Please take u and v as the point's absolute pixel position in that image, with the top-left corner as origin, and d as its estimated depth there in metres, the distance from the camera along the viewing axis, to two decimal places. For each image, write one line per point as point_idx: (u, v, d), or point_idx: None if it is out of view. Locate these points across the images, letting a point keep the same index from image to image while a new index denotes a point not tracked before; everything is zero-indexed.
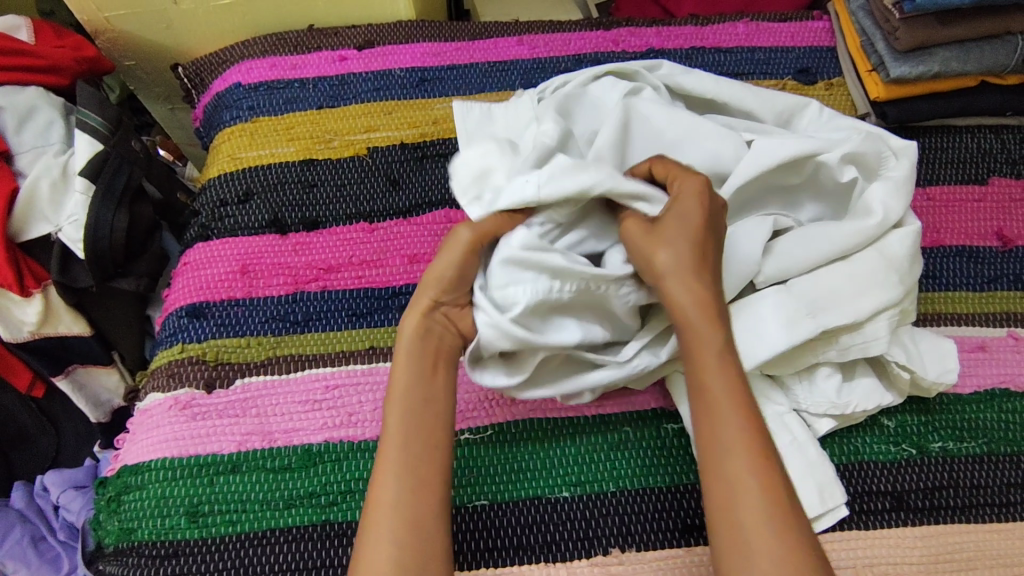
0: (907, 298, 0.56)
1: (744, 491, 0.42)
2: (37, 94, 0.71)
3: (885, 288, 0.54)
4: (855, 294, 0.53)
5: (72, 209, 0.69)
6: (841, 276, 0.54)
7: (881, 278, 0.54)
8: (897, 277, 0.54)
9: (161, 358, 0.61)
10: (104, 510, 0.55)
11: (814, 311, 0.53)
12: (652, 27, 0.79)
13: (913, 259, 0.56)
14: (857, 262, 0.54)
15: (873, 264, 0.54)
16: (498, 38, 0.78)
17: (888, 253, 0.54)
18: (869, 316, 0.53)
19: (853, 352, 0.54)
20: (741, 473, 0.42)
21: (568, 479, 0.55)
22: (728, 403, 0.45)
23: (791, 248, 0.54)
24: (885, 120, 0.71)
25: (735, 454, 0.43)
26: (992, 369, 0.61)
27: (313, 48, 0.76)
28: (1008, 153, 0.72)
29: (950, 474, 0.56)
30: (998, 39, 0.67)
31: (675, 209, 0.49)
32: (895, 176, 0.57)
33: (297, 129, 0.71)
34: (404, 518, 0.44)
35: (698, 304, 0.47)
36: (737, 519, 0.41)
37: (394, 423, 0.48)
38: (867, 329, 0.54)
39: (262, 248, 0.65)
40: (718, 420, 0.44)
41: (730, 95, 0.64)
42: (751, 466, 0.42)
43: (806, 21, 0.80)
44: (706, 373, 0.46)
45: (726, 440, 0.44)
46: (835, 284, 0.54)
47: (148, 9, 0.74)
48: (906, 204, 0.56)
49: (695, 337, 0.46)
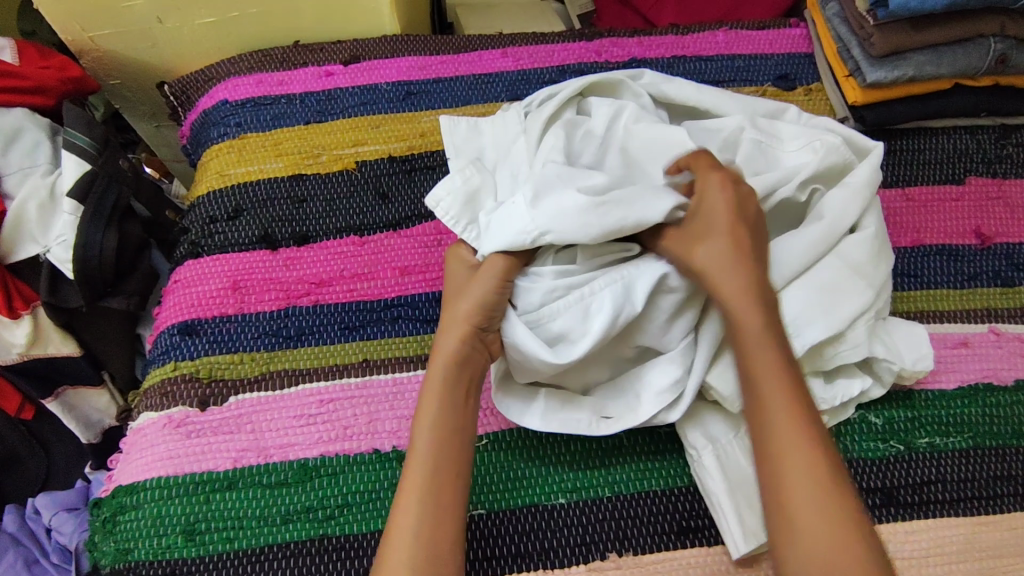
0: (880, 298, 0.57)
1: (797, 476, 0.44)
2: (24, 115, 0.71)
3: (857, 294, 0.55)
4: (829, 308, 0.54)
5: (60, 230, 0.68)
6: (815, 289, 0.55)
7: (851, 284, 0.55)
8: (864, 281, 0.56)
9: (153, 377, 0.61)
10: (99, 531, 0.55)
11: (795, 330, 0.54)
12: (633, 38, 0.81)
13: (877, 260, 0.57)
14: (827, 273, 0.56)
15: (836, 273, 0.56)
16: (483, 51, 0.79)
17: (850, 260, 0.56)
18: (849, 324, 0.54)
19: (834, 359, 0.55)
20: (795, 465, 0.44)
21: (564, 486, 0.55)
22: (770, 379, 0.47)
23: (766, 266, 0.55)
24: (863, 124, 0.73)
25: (782, 430, 0.46)
26: (975, 364, 0.62)
27: (298, 64, 0.76)
28: (984, 153, 0.74)
29: (938, 469, 0.57)
30: (971, 42, 0.69)
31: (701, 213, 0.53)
32: (855, 181, 0.58)
33: (285, 144, 0.71)
34: (429, 514, 0.46)
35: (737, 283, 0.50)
36: (791, 510, 0.43)
37: (423, 445, 0.49)
38: (848, 336, 0.55)
39: (252, 264, 0.65)
40: (767, 415, 0.46)
41: (712, 102, 0.65)
42: (796, 438, 0.45)
43: (783, 29, 0.82)
44: (761, 369, 0.48)
45: (775, 433, 0.46)
46: (811, 299, 0.54)
47: (133, 28, 0.74)
48: (864, 209, 0.58)
49: (750, 334, 0.49)
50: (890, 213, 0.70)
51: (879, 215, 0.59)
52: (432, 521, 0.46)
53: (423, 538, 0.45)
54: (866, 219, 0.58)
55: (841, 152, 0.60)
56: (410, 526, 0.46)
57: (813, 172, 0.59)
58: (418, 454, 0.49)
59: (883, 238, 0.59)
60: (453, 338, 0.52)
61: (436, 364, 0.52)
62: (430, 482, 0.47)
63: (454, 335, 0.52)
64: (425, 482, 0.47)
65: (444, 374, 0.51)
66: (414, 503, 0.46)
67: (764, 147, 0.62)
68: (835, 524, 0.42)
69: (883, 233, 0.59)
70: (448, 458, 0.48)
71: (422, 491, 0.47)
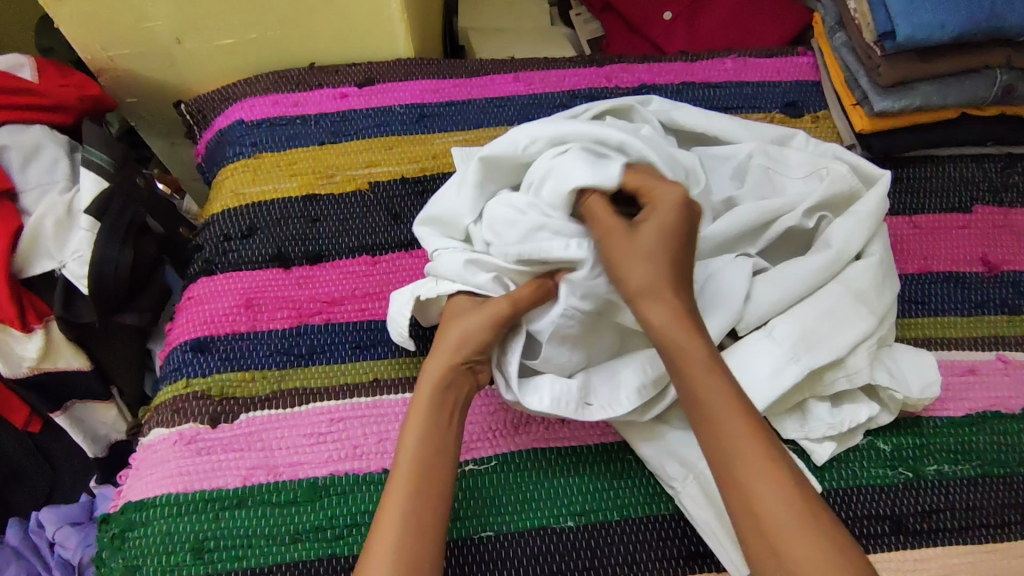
0: (884, 325, 0.58)
1: (768, 495, 0.42)
2: (43, 132, 0.72)
3: (860, 320, 0.56)
4: (829, 334, 0.55)
5: (76, 245, 0.69)
6: (815, 313, 0.55)
7: (853, 311, 0.56)
8: (867, 308, 0.56)
9: (165, 394, 0.61)
10: (107, 547, 0.55)
11: (798, 354, 0.54)
12: (643, 64, 0.82)
13: (881, 286, 0.58)
14: (829, 298, 0.56)
15: (839, 298, 0.56)
16: (495, 75, 0.80)
17: (853, 287, 0.56)
18: (849, 350, 0.55)
19: (836, 383, 0.56)
20: (768, 488, 0.42)
21: (573, 509, 0.55)
22: (725, 412, 0.45)
23: (767, 291, 0.56)
24: (870, 151, 0.74)
25: (750, 465, 0.43)
26: (983, 392, 0.63)
27: (314, 85, 0.77)
28: (990, 182, 0.75)
29: (947, 497, 0.57)
30: (976, 73, 0.70)
31: (652, 220, 0.49)
32: (861, 210, 0.59)
33: (299, 164, 0.72)
34: (404, 540, 0.45)
35: (675, 318, 0.47)
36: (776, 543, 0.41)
37: (405, 466, 0.49)
38: (848, 362, 0.55)
39: (265, 282, 0.66)
40: (731, 445, 0.44)
41: (720, 129, 0.66)
42: (765, 472, 0.43)
43: (791, 57, 0.83)
44: (711, 397, 0.45)
45: (736, 456, 0.43)
46: (813, 325, 0.55)
47: (152, 49, 0.76)
48: (869, 235, 0.59)
49: (685, 354, 0.46)
50: (897, 240, 0.70)
51: (885, 241, 0.60)
52: (431, 545, 0.46)
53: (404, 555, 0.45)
54: (872, 246, 0.59)
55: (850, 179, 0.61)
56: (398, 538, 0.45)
57: (819, 198, 0.59)
58: (396, 487, 0.48)
59: (889, 263, 0.59)
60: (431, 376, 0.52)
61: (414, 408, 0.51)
62: (426, 507, 0.47)
63: (443, 372, 0.52)
64: (416, 503, 0.47)
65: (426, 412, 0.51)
66: (392, 528, 0.46)
67: (772, 173, 0.63)
68: (815, 537, 0.40)
69: (888, 257, 0.59)
70: (426, 481, 0.48)
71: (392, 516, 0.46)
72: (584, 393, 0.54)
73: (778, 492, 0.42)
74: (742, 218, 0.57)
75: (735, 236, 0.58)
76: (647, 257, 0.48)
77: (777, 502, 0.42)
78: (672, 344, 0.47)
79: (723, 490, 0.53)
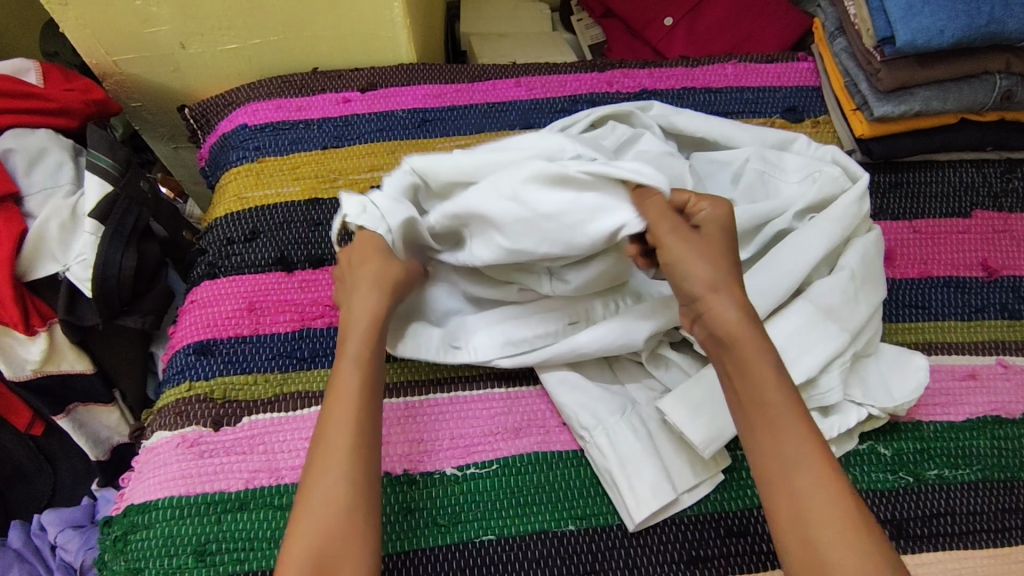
0: (861, 336, 0.57)
1: (823, 511, 0.42)
2: (48, 136, 0.73)
3: (829, 338, 0.55)
4: (798, 353, 0.55)
5: (80, 249, 0.69)
6: (785, 333, 0.55)
7: (822, 328, 0.55)
8: (836, 324, 0.56)
9: (168, 396, 0.61)
10: (109, 550, 0.55)
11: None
12: (644, 69, 0.82)
13: (852, 300, 0.57)
14: (797, 316, 0.56)
15: (808, 316, 0.56)
16: (497, 80, 0.81)
17: (821, 304, 0.56)
18: (820, 368, 0.55)
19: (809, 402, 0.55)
20: (824, 508, 0.42)
21: (574, 513, 0.56)
22: (784, 412, 0.44)
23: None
24: (870, 156, 0.74)
25: (805, 469, 0.43)
26: (983, 397, 0.63)
27: (316, 90, 0.78)
28: (990, 187, 0.75)
29: (947, 501, 0.57)
30: (977, 79, 0.70)
31: (713, 224, 0.50)
32: (828, 219, 0.58)
33: (302, 168, 0.73)
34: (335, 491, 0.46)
35: (743, 316, 0.46)
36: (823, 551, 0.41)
37: (337, 420, 0.49)
38: (820, 381, 0.55)
39: (268, 286, 0.66)
40: (783, 447, 0.44)
41: (720, 134, 0.67)
42: (819, 476, 0.43)
43: (791, 62, 0.83)
44: (770, 402, 0.44)
45: (791, 458, 0.43)
46: (784, 342, 0.55)
47: (156, 54, 0.76)
48: (834, 246, 0.58)
49: (744, 352, 0.45)
50: (897, 245, 0.70)
51: (860, 250, 0.59)
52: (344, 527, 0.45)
53: (334, 541, 0.45)
54: (846, 257, 0.59)
55: (824, 189, 0.61)
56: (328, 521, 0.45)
57: (806, 203, 0.60)
58: (324, 474, 0.47)
59: (865, 274, 0.58)
60: (348, 365, 0.51)
61: (336, 395, 0.50)
62: (338, 490, 0.46)
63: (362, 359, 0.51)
64: (326, 489, 0.46)
65: (349, 402, 0.49)
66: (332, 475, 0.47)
67: (768, 178, 0.63)
68: (863, 547, 0.40)
69: (864, 268, 0.58)
70: (356, 433, 0.48)
71: (316, 500, 0.46)
72: (450, 338, 0.60)
73: (835, 510, 0.41)
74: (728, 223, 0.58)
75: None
76: (713, 255, 0.48)
77: (831, 521, 0.41)
78: (737, 344, 0.45)
79: (624, 443, 0.56)
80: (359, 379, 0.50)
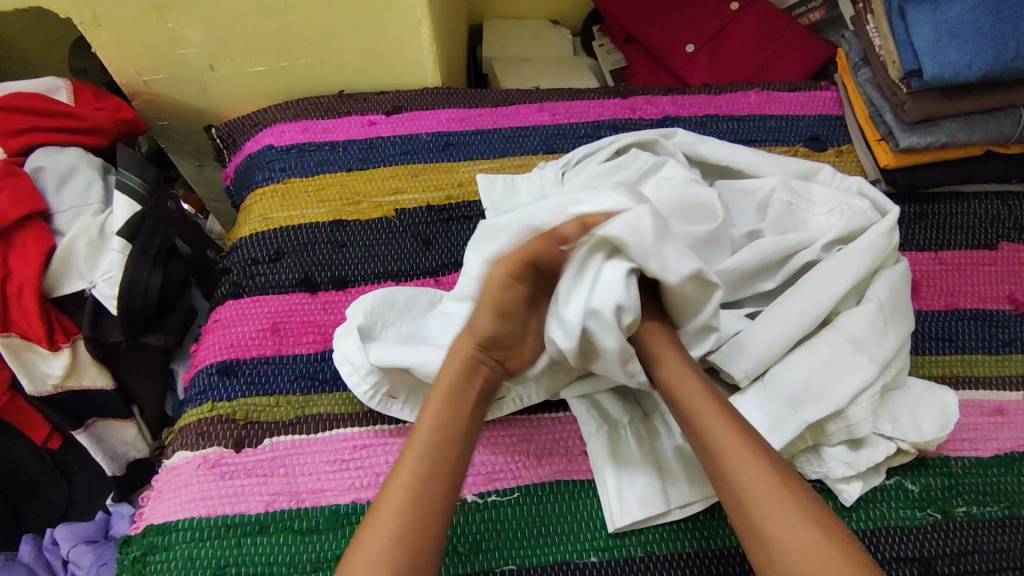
0: (892, 367, 0.57)
1: (750, 482, 0.46)
2: (78, 155, 0.74)
3: (858, 369, 0.55)
4: (827, 383, 0.55)
5: (106, 267, 0.70)
6: (814, 363, 0.55)
7: (851, 360, 0.55)
8: (866, 355, 0.55)
9: (189, 416, 0.61)
10: (127, 571, 0.55)
11: (796, 406, 0.54)
12: (667, 96, 0.83)
13: (881, 331, 0.56)
14: (824, 348, 0.56)
15: (834, 348, 0.56)
16: (521, 105, 0.81)
17: (850, 335, 0.56)
18: (850, 400, 0.54)
19: (837, 434, 0.55)
20: (746, 472, 0.47)
21: (597, 543, 0.55)
22: (706, 407, 0.50)
23: (761, 338, 0.56)
24: (895, 187, 0.74)
25: (737, 453, 0.47)
26: (1012, 433, 0.62)
27: (342, 112, 0.78)
28: (1015, 219, 0.75)
29: (975, 539, 0.56)
30: (1003, 111, 0.70)
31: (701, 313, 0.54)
32: (856, 249, 0.58)
33: (327, 190, 0.73)
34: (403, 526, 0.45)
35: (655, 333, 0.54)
36: (757, 520, 0.45)
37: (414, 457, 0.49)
38: (850, 412, 0.54)
39: (291, 307, 0.66)
40: (705, 428, 0.49)
41: (745, 163, 0.67)
42: (750, 458, 0.47)
43: (815, 91, 0.84)
44: (692, 398, 0.51)
45: (722, 447, 0.48)
46: (809, 374, 0.55)
47: (185, 75, 0.77)
48: (863, 277, 0.57)
49: (658, 356, 0.53)
50: (923, 277, 0.70)
51: (888, 282, 0.59)
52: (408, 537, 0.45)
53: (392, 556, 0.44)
54: (872, 289, 0.58)
55: (854, 221, 0.60)
56: (395, 526, 0.45)
57: (834, 234, 0.59)
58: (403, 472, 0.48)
59: (893, 306, 0.58)
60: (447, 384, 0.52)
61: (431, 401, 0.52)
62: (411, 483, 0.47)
63: (454, 362, 0.53)
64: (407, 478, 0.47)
65: (440, 409, 0.51)
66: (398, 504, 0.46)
67: (794, 208, 0.63)
68: (795, 517, 0.44)
69: (892, 300, 0.58)
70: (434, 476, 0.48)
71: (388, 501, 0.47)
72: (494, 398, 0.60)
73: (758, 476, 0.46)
74: (756, 252, 0.58)
75: (745, 273, 0.59)
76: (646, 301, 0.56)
77: (759, 486, 0.46)
78: (653, 353, 0.53)
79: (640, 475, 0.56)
80: (449, 391, 0.52)
